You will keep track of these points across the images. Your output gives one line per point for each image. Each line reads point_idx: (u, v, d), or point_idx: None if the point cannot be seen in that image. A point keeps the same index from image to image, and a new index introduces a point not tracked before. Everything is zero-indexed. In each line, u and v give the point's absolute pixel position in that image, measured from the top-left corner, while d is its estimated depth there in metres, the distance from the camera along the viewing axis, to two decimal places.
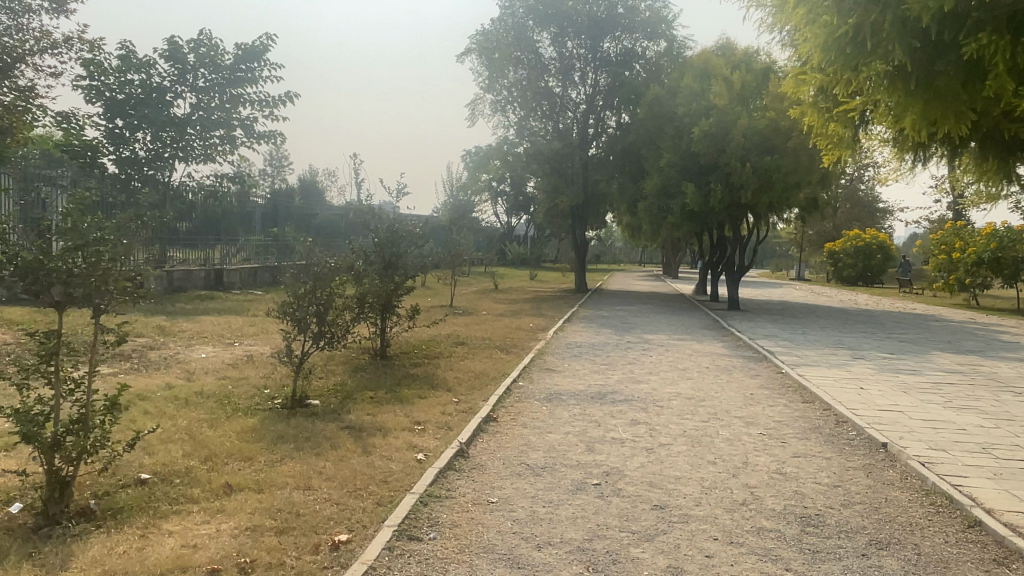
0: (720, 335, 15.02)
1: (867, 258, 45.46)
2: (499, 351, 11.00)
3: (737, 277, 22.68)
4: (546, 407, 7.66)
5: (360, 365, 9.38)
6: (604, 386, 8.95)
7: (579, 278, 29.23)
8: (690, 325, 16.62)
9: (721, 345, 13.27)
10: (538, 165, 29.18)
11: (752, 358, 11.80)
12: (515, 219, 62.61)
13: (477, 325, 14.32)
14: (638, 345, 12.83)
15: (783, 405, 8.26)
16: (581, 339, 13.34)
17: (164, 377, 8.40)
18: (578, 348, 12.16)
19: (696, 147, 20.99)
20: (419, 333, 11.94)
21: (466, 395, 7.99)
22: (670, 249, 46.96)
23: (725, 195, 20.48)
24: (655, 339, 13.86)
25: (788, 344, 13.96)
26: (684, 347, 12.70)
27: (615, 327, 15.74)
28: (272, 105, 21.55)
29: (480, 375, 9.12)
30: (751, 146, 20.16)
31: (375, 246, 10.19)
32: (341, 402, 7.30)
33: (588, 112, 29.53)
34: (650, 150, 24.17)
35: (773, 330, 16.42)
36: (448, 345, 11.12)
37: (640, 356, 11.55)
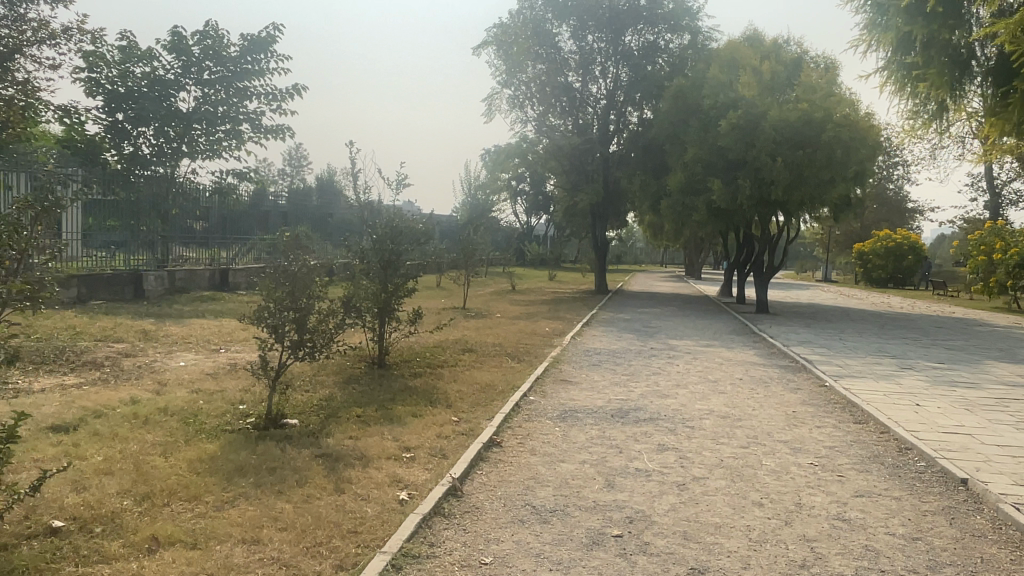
0: (751, 341, 13.92)
1: (898, 259, 43.89)
2: (509, 360, 10.00)
3: (766, 279, 21.50)
4: (559, 428, 6.64)
5: (354, 377, 8.43)
6: (626, 402, 7.92)
7: (599, 279, 28.15)
8: (717, 330, 15.53)
9: (753, 353, 12.16)
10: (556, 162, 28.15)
11: (789, 368, 10.71)
12: (534, 218, 61.66)
13: (487, 330, 13.35)
14: (662, 353, 11.78)
15: (832, 425, 7.18)
16: (600, 345, 12.32)
17: (131, 391, 7.51)
18: (597, 356, 11.13)
19: (724, 141, 19.83)
20: (423, 340, 10.97)
21: (467, 413, 6.98)
22: (693, 249, 45.71)
23: (754, 191, 19.34)
24: (681, 345, 12.80)
25: (826, 352, 12.83)
26: (713, 355, 11.63)
27: (637, 332, 14.71)
28: (280, 99, 20.77)
29: (487, 388, 8.13)
30: (783, 139, 18.94)
31: (372, 243, 9.14)
32: (323, 422, 6.34)
33: (609, 107, 28.31)
34: (674, 144, 22.99)
35: (808, 336, 15.27)
36: (454, 352, 10.13)
37: (665, 365, 10.49)
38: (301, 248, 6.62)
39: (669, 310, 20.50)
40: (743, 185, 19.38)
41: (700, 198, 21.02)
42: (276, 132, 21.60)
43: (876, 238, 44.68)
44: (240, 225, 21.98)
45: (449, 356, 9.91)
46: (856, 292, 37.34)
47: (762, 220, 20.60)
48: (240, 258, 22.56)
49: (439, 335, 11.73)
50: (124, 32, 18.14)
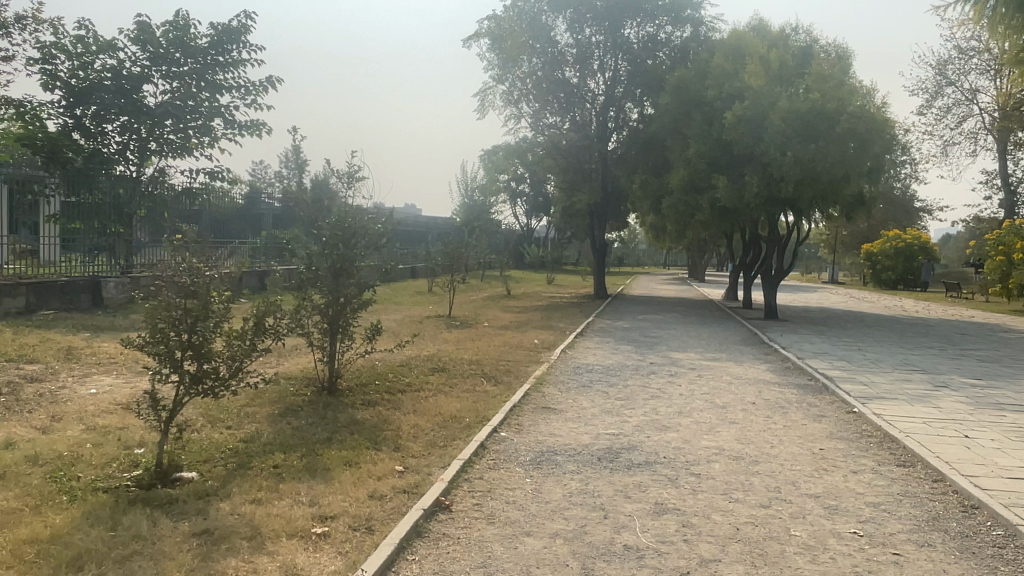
0: (761, 354, 12.53)
1: (908, 260, 42.43)
2: (485, 382, 8.61)
3: (774, 282, 20.06)
4: (529, 480, 5.25)
5: (293, 408, 7.07)
6: (617, 438, 6.52)
7: (597, 283, 26.74)
8: (724, 340, 14.17)
9: (765, 368, 10.78)
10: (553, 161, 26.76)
11: (809, 388, 9.31)
12: (534, 219, 60.34)
13: (470, 342, 12.01)
14: (663, 369, 10.37)
15: (872, 472, 5.79)
16: (594, 360, 10.92)
17: (12, 429, 6.13)
18: (588, 374, 9.74)
19: (729, 135, 18.41)
20: (389, 357, 9.63)
21: (418, 458, 5.60)
22: (696, 251, 44.35)
23: (762, 188, 17.96)
24: (684, 360, 11.39)
25: (848, 367, 11.42)
26: (721, 371, 10.24)
27: (636, 343, 13.32)
28: (256, 92, 19.41)
29: (451, 420, 6.76)
30: (793, 132, 17.57)
31: (321, 245, 7.76)
32: (228, 477, 4.99)
33: (608, 104, 26.96)
34: (675, 140, 21.56)
35: (824, 346, 13.87)
36: (420, 374, 8.76)
37: (666, 386, 9.09)
38: (197, 253, 5.28)
39: (671, 316, 19.12)
40: (750, 182, 18.02)
41: (704, 197, 19.60)
42: (253, 128, 20.28)
43: (886, 238, 43.21)
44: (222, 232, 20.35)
45: (415, 378, 8.56)
46: (866, 295, 35.91)
47: (770, 219, 19.25)
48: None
49: (408, 350, 10.35)
50: (82, 20, 16.84)
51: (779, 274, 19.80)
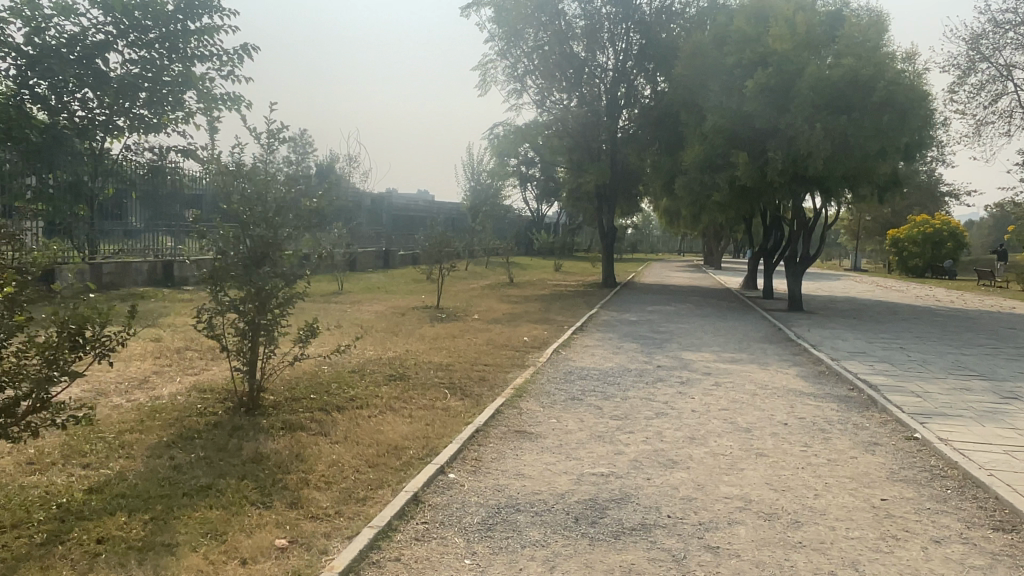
0: (788, 354, 10.78)
1: (936, 247, 40.25)
2: (450, 394, 6.98)
3: (798, 270, 18.21)
4: (471, 561, 3.60)
5: (189, 435, 5.47)
6: (609, 482, 4.84)
7: (606, 270, 25.02)
8: (743, 336, 12.50)
9: (793, 374, 9.07)
10: (560, 140, 25.03)
11: (851, 401, 7.60)
12: (545, 205, 58.71)
13: (451, 341, 10.35)
14: (673, 375, 8.68)
15: (964, 545, 4.09)
16: (592, 363, 9.25)
17: None
18: (582, 381, 8.08)
19: (751, 106, 16.48)
20: (341, 362, 8.03)
21: (320, 520, 3.98)
22: (713, 237, 42.47)
23: (788, 166, 16.05)
24: (698, 362, 9.69)
25: (892, 372, 9.67)
26: (742, 379, 8.56)
27: (643, 340, 11.65)
28: (232, 62, 17.81)
29: (388, 453, 5.14)
30: (822, 102, 15.71)
31: (237, 223, 6.11)
32: (20, 562, 3.36)
33: (618, 79, 25.03)
34: (690, 114, 19.62)
35: (859, 344, 12.13)
36: (372, 385, 7.12)
37: (676, 400, 7.40)
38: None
39: (685, 307, 17.46)
40: (774, 158, 16.10)
41: (723, 174, 17.78)
42: (233, 101, 18.62)
43: (912, 224, 41.14)
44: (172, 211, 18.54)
45: (364, 389, 6.92)
46: (891, 283, 33.97)
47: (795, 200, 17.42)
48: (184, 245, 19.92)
49: (367, 354, 8.71)
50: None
51: (804, 261, 17.99)
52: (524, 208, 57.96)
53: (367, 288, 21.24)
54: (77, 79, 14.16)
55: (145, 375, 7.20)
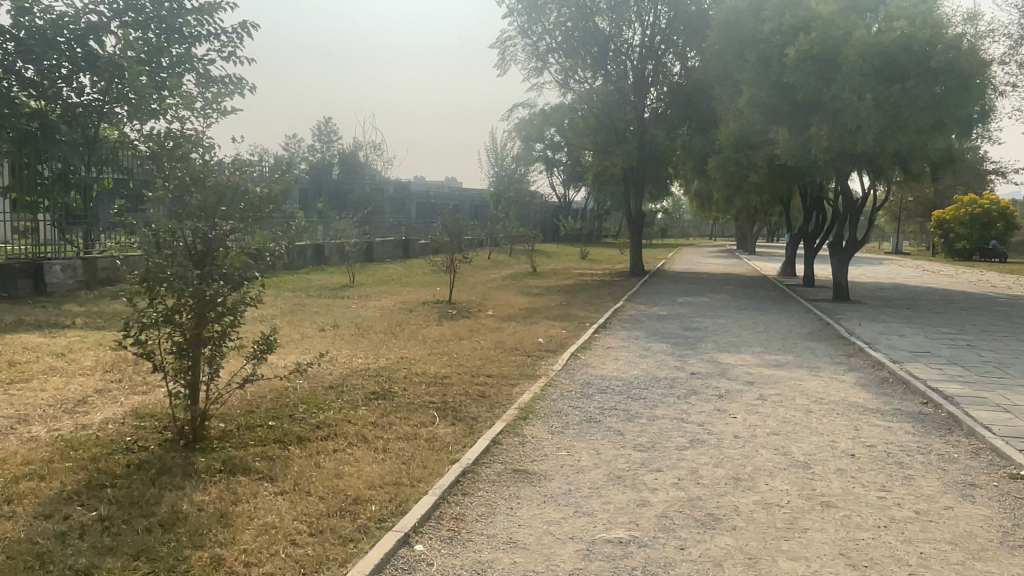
0: (842, 356, 9.39)
1: (985, 228, 37.93)
2: (440, 417, 5.79)
3: (844, 256, 16.66)
4: None
5: (102, 483, 4.36)
6: (628, 557, 3.60)
7: (634, 258, 23.65)
8: (787, 333, 11.12)
9: (852, 383, 7.71)
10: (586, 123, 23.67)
11: (929, 420, 6.25)
12: (572, 189, 57.21)
13: (457, 344, 9.15)
14: (709, 386, 7.39)
15: None
16: (615, 371, 7.97)
17: None
18: (602, 395, 6.84)
19: (791, 77, 14.92)
20: (319, 377, 6.87)
21: None
22: (747, 220, 40.73)
23: (835, 142, 14.49)
24: (737, 369, 8.37)
25: (967, 377, 8.22)
26: (792, 392, 7.23)
27: (675, 341, 10.33)
28: (233, 43, 16.78)
29: (340, 511, 3.97)
30: (872, 71, 14.12)
31: (170, 214, 4.99)
32: None
33: (647, 56, 23.27)
34: (723, 87, 18.06)
35: (922, 342, 10.69)
36: (347, 406, 5.93)
37: (714, 421, 6.11)
38: None
39: (719, 298, 16.11)
40: (817, 134, 14.56)
41: (760, 152, 16.27)
42: (237, 84, 17.14)
43: (960, 204, 38.85)
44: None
45: (336, 413, 5.75)
46: (939, 266, 32.00)
47: (840, 181, 15.89)
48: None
49: (353, 364, 7.52)
50: None
51: (851, 246, 16.44)
52: (551, 194, 56.68)
53: (382, 280, 20.25)
54: (69, 63, 12.69)
55: (84, 396, 6.14)
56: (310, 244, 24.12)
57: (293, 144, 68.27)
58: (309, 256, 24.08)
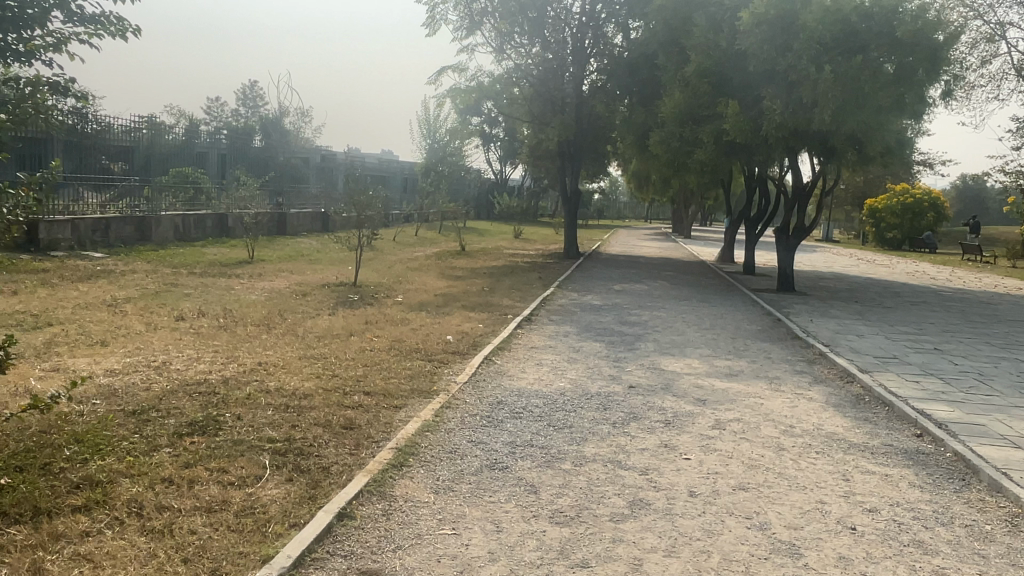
0: (802, 362, 7.96)
1: (915, 218, 38.03)
2: (271, 465, 3.98)
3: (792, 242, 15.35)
4: None
5: None
6: None
7: (568, 239, 22.08)
8: (736, 331, 9.69)
9: (823, 404, 6.26)
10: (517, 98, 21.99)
11: (933, 465, 4.81)
12: (509, 166, 55.44)
13: (342, 343, 7.29)
14: (652, 408, 5.78)
15: None
16: (536, 384, 6.31)
17: None
18: (514, 424, 5.14)
19: (744, 43, 13.41)
20: (127, 398, 4.98)
21: None
22: (683, 202, 39.81)
23: (789, 118, 13.14)
24: (684, 381, 6.81)
25: (950, 394, 6.88)
26: (755, 417, 5.68)
27: (608, 339, 8.73)
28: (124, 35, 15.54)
29: None
30: (832, 39, 12.77)
31: None
32: None
33: (587, 24, 21.55)
34: (669, 54, 16.46)
35: (884, 345, 9.42)
36: (141, 448, 4.09)
37: (661, 466, 4.48)
38: None
39: (658, 285, 14.70)
40: (771, 107, 13.18)
41: (708, 126, 14.78)
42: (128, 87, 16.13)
43: (892, 193, 38.84)
44: (93, 160, 18.53)
45: (119, 460, 3.90)
46: (873, 256, 31.64)
47: (790, 160, 14.59)
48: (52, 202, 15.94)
49: (188, 375, 5.64)
50: None
51: (799, 232, 15.19)
52: (486, 170, 54.85)
53: (287, 256, 18.17)
54: None
55: None
56: (211, 213, 21.80)
57: (214, 107, 64.34)
58: (210, 227, 21.79)
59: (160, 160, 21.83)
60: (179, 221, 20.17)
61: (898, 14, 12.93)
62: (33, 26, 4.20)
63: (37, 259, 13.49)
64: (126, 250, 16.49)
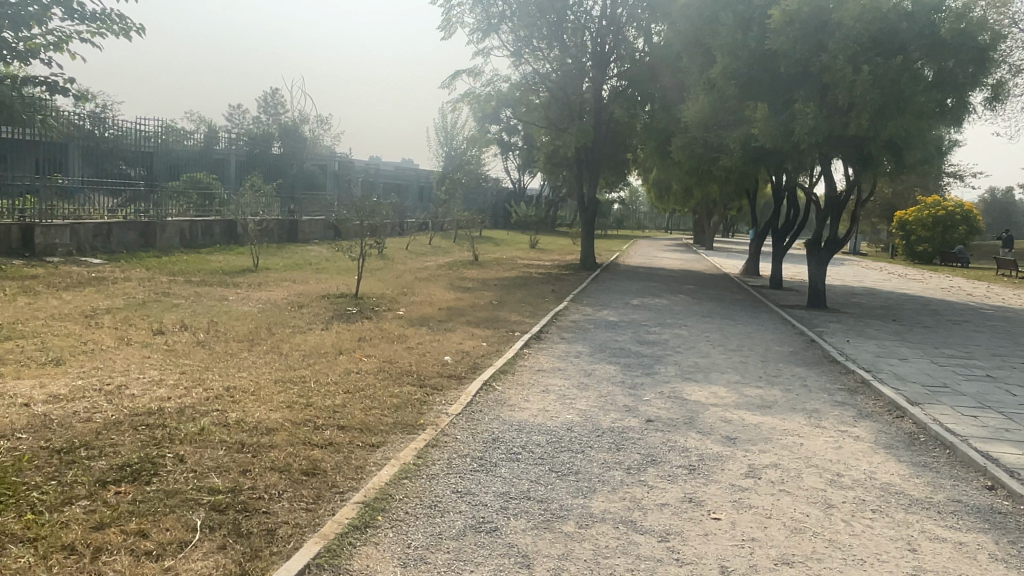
0: (842, 392, 7.12)
1: (947, 231, 36.79)
2: (203, 528, 3.24)
3: (824, 255, 14.40)
4: None
5: None
6: None
7: (585, 250, 21.30)
8: (765, 353, 8.85)
9: (872, 446, 5.42)
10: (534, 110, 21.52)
11: (1015, 532, 3.96)
12: (528, 175, 54.86)
13: (327, 363, 6.55)
14: (672, 449, 4.98)
15: None
16: (540, 417, 5.53)
17: None
18: (509, 469, 4.36)
19: (775, 43, 12.57)
20: (58, 432, 4.27)
21: None
22: (706, 213, 38.87)
23: (822, 123, 12.29)
24: (709, 414, 6.00)
25: (1016, 432, 6.02)
26: (795, 462, 4.87)
27: (624, 362, 7.94)
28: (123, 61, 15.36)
29: None
30: (869, 39, 11.91)
31: None
32: None
33: (608, 29, 20.75)
34: (694, 57, 15.64)
35: (931, 371, 8.53)
36: (51, 501, 3.37)
37: (685, 530, 3.69)
38: None
39: (680, 300, 13.88)
40: (803, 112, 12.34)
41: (734, 132, 13.94)
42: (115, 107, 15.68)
43: (922, 206, 37.64)
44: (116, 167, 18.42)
45: (17, 518, 3.19)
46: (904, 270, 30.50)
47: (822, 168, 13.70)
48: (57, 206, 15.58)
49: (140, 403, 4.92)
50: None
51: (831, 246, 14.29)
52: (505, 179, 54.34)
53: (294, 264, 17.56)
54: None
55: None
56: (220, 219, 21.30)
57: (235, 114, 64.46)
58: (218, 233, 21.29)
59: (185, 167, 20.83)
60: (186, 227, 19.69)
61: (941, 12, 12.05)
62: (33, 25, 3.83)
63: (30, 265, 12.96)
64: (126, 256, 15.96)
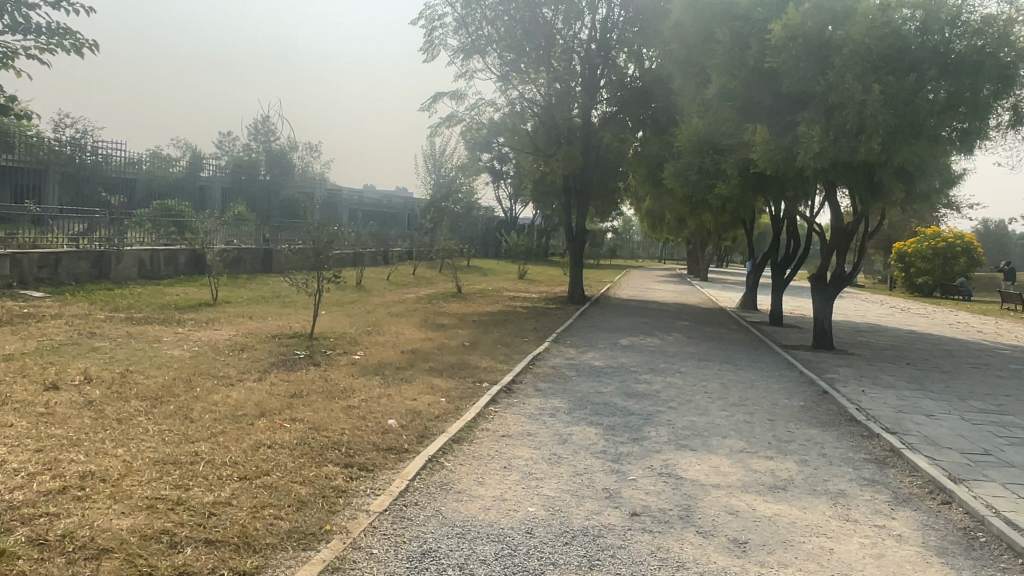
0: (869, 465, 5.87)
1: (947, 263, 35.77)
2: None
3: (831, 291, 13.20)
4: None
5: None
6: None
7: (573, 282, 20.09)
8: (771, 410, 7.58)
9: (922, 554, 4.16)
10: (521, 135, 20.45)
11: None
12: (519, 204, 53.91)
13: (236, 433, 5.27)
14: (663, 566, 3.71)
15: None
16: (493, 513, 4.25)
17: None
18: None
19: (775, 60, 11.53)
20: None
21: None
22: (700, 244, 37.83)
23: (829, 146, 11.20)
24: (711, 502, 4.74)
25: None
26: None
27: (607, 423, 6.66)
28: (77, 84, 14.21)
29: None
30: (878, 57, 10.89)
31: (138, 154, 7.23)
32: None
33: (598, 53, 19.78)
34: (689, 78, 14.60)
35: (965, 432, 7.27)
36: None
37: None
38: None
39: (673, 339, 12.66)
40: (807, 135, 11.25)
41: (732, 157, 12.83)
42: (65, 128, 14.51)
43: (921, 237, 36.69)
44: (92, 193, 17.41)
45: None
46: (906, 304, 29.35)
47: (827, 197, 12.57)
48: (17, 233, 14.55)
49: None
50: None
51: (837, 281, 13.10)
52: (497, 208, 53.41)
53: (259, 297, 16.31)
54: None
55: None
56: (186, 248, 20.08)
57: (225, 141, 63.59)
58: (183, 264, 20.03)
59: (157, 194, 19.63)
60: (147, 257, 18.43)
61: (957, 29, 11.06)
62: None
63: None
64: (74, 289, 14.71)
